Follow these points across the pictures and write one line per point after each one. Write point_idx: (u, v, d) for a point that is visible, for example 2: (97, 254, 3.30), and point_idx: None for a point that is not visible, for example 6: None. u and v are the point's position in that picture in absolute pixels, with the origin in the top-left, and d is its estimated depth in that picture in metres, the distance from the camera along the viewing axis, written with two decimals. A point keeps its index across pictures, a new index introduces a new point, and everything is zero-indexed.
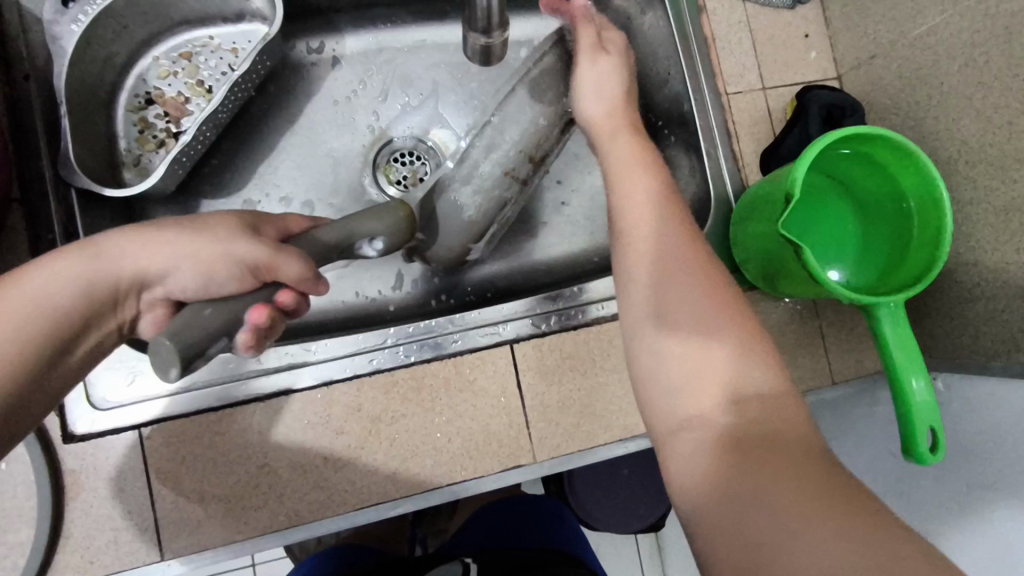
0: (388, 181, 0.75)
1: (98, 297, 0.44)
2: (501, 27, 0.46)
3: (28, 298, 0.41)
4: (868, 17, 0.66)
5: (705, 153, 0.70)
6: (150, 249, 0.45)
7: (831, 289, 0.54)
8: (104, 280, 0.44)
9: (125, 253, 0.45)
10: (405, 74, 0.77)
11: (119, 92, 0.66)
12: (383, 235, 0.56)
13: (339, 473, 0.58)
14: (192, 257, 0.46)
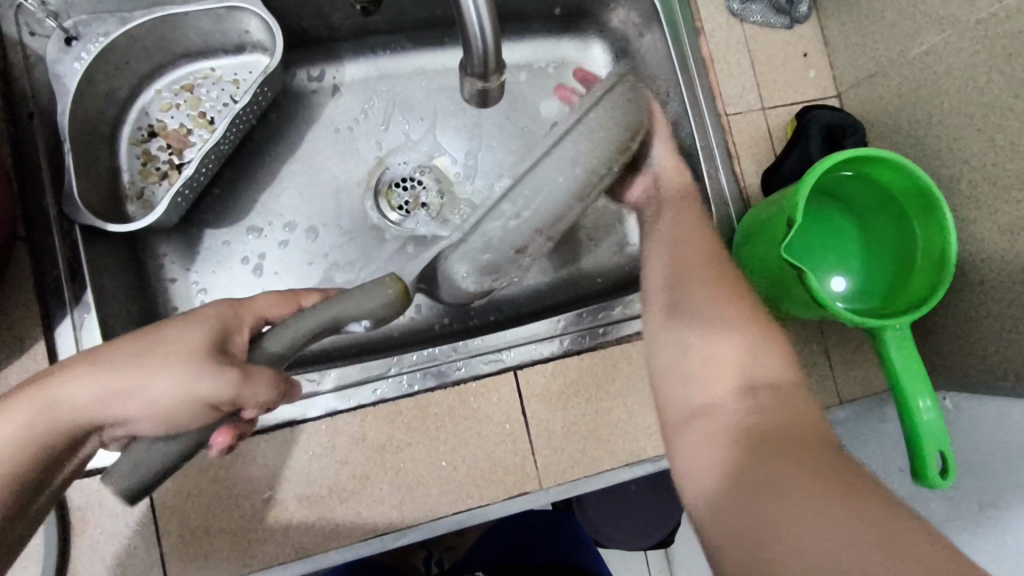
0: (389, 206, 0.75)
1: (50, 439, 0.41)
2: (496, 73, 0.46)
3: None
4: (867, 36, 0.67)
5: (705, 174, 0.70)
6: (107, 381, 0.42)
7: (835, 312, 0.53)
8: (57, 426, 0.41)
9: (71, 390, 0.41)
10: (406, 100, 0.77)
11: (122, 125, 0.67)
12: (371, 315, 0.49)
13: (344, 504, 0.58)
14: (143, 398, 0.42)
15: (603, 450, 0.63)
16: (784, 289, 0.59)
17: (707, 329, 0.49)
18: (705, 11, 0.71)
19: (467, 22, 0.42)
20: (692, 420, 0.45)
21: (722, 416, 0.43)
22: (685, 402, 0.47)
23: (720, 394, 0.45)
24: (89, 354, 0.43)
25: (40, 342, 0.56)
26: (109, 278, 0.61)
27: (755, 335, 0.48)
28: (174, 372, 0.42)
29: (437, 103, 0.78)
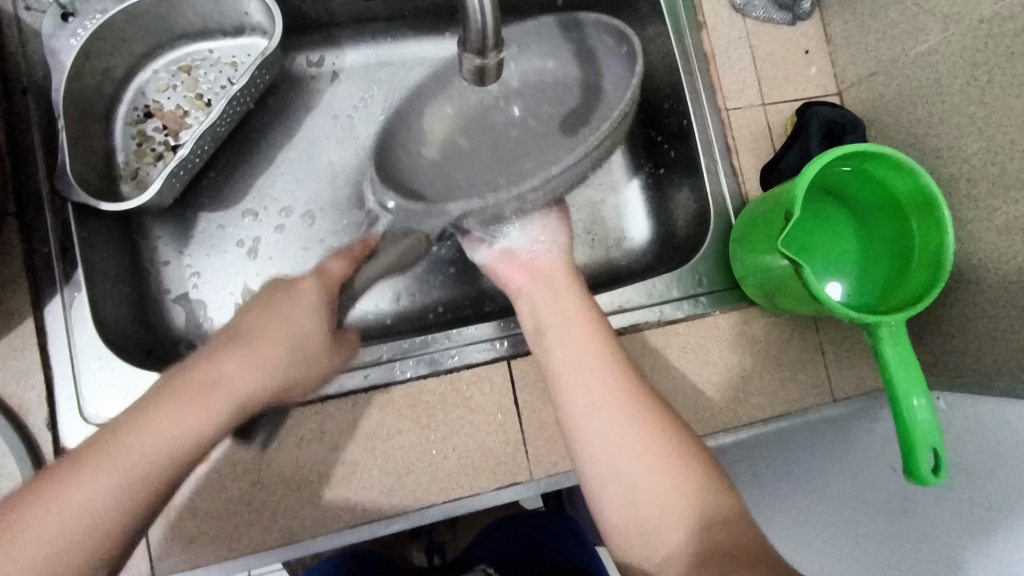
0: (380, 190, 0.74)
1: (157, 494, 0.40)
2: (492, 46, 0.45)
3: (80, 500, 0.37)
4: (869, 34, 0.67)
5: (704, 168, 0.69)
6: (193, 410, 0.42)
7: (832, 307, 0.53)
8: (161, 485, 0.40)
9: (138, 455, 0.39)
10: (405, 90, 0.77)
11: (118, 105, 0.66)
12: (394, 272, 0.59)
13: (333, 490, 0.58)
14: (231, 410, 0.44)
15: None
16: (781, 285, 0.58)
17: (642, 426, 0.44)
18: (708, 5, 0.70)
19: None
20: (652, 554, 0.41)
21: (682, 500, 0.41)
22: (648, 543, 0.42)
23: (673, 535, 0.41)
24: (131, 411, 0.41)
25: (29, 319, 0.55)
26: (101, 258, 0.60)
27: (647, 420, 0.45)
28: (249, 376, 0.46)
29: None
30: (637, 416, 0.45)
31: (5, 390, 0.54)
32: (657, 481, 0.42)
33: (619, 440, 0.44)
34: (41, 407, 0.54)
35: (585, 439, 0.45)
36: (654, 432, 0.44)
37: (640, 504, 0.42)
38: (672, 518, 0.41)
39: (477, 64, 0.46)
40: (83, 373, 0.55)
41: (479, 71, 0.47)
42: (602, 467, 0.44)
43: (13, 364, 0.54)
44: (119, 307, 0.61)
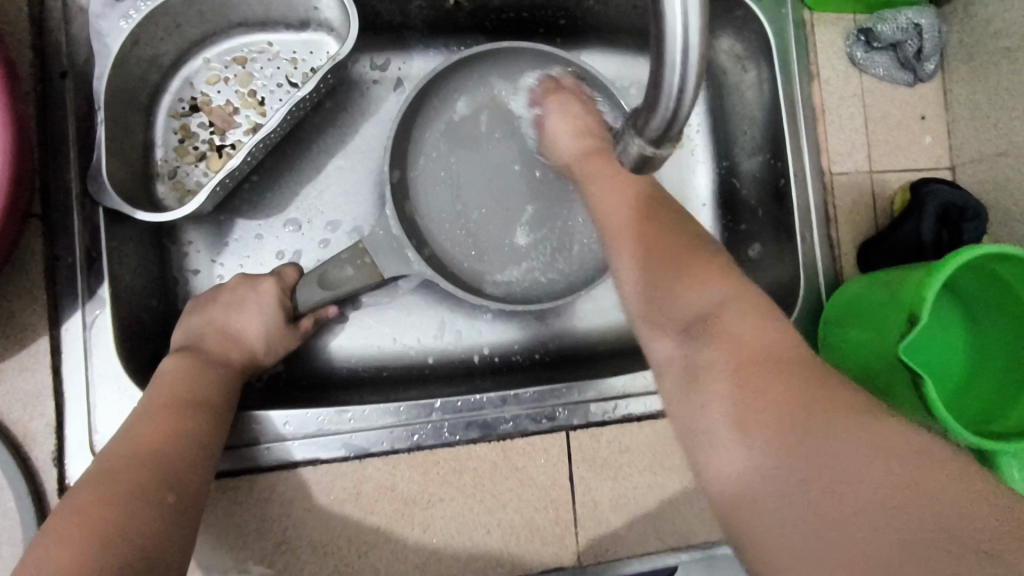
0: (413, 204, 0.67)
1: (138, 506, 0.38)
2: (668, 140, 0.43)
3: (88, 501, 0.37)
4: (1001, 109, 0.60)
5: (798, 235, 0.63)
6: (144, 421, 0.44)
7: (952, 428, 0.47)
8: (139, 504, 0.38)
9: (85, 498, 0.38)
10: (470, 106, 0.69)
11: (163, 95, 0.60)
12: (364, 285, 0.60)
13: (363, 559, 0.52)
14: (185, 414, 0.45)
15: (652, 529, 0.56)
16: (886, 386, 0.52)
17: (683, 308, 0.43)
18: (823, 56, 0.64)
19: (663, 80, 0.37)
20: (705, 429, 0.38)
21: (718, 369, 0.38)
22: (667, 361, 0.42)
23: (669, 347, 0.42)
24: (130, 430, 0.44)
25: (45, 336, 0.49)
26: (129, 269, 0.54)
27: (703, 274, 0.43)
28: (143, 416, 0.44)
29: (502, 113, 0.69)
30: (677, 249, 0.46)
31: (9, 416, 0.48)
32: (689, 285, 0.43)
33: (660, 276, 0.45)
34: (48, 438, 0.48)
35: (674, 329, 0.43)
36: (704, 263, 0.44)
37: (680, 299, 0.43)
38: (687, 310, 0.42)
39: (643, 152, 0.45)
40: (98, 402, 0.49)
41: (642, 157, 0.46)
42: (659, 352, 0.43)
43: (22, 386, 0.48)
44: (143, 325, 0.55)
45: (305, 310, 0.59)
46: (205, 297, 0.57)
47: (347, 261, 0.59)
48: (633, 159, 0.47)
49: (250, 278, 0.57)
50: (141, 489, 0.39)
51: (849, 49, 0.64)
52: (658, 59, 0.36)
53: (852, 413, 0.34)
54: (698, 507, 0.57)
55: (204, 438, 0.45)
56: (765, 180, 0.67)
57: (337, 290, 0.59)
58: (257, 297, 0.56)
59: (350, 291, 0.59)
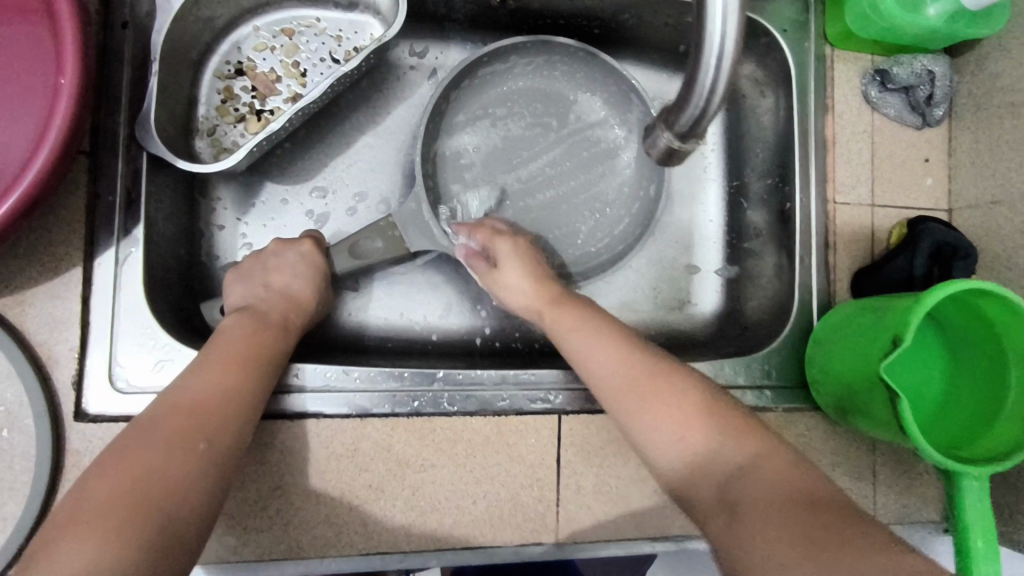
0: (445, 183, 0.70)
1: (176, 459, 0.42)
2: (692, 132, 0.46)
3: (134, 448, 0.42)
4: (1001, 160, 0.63)
5: (797, 257, 0.66)
6: (200, 373, 0.48)
7: (919, 444, 0.50)
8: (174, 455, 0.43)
9: (133, 446, 0.43)
10: (503, 93, 0.72)
11: (211, 56, 0.63)
12: (393, 256, 0.63)
13: (354, 512, 0.54)
14: (236, 370, 0.49)
15: (629, 517, 0.59)
16: (865, 407, 0.55)
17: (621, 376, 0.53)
18: (838, 90, 0.67)
19: (697, 79, 0.41)
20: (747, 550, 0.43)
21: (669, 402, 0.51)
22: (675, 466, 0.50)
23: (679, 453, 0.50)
24: (185, 374, 0.48)
25: (78, 267, 0.52)
26: (162, 215, 0.56)
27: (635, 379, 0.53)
28: (197, 371, 0.48)
29: (529, 103, 0.73)
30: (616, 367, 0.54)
31: (35, 336, 0.50)
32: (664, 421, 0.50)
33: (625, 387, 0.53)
34: (70, 362, 0.51)
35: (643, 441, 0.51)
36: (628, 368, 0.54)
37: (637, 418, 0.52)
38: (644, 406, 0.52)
39: (671, 145, 0.49)
40: (120, 332, 0.52)
41: (669, 150, 0.50)
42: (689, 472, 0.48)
43: (49, 311, 0.51)
44: (168, 268, 0.58)
45: (341, 274, 0.63)
46: (248, 261, 0.60)
47: (379, 234, 0.63)
48: (659, 150, 0.51)
49: (287, 242, 0.61)
50: (179, 442, 0.43)
51: (863, 87, 0.67)
52: (696, 58, 0.40)
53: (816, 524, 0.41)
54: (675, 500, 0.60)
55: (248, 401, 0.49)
56: (771, 201, 0.71)
57: (367, 261, 0.63)
58: (287, 261, 0.59)
59: (378, 261, 0.63)
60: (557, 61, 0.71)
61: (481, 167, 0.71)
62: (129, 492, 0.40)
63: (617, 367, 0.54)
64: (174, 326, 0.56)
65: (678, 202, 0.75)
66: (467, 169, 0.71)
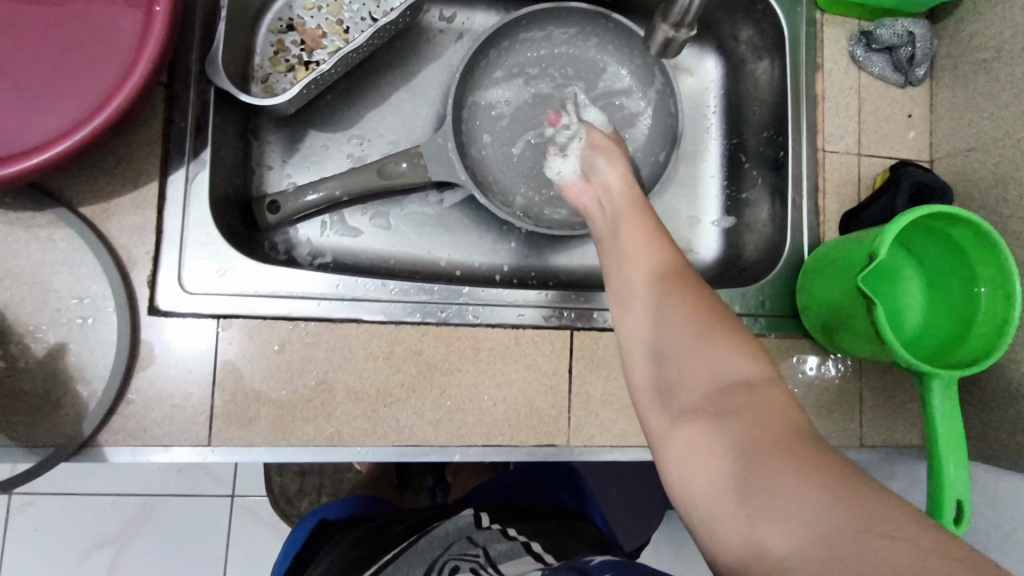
0: (476, 136, 0.78)
1: None
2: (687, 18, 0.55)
3: None
4: (976, 111, 0.69)
5: (789, 200, 0.73)
6: None
7: (894, 349, 0.56)
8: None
9: None
10: (538, 55, 0.80)
11: (266, 12, 0.71)
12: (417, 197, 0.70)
13: (387, 407, 0.61)
14: None
15: (635, 427, 0.65)
16: (848, 325, 0.62)
17: (647, 285, 0.53)
18: (828, 50, 0.74)
19: None
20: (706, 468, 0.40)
21: (686, 314, 0.48)
22: (666, 404, 0.46)
23: (685, 376, 0.46)
24: None
25: (153, 183, 0.59)
26: (224, 145, 0.64)
27: (649, 290, 0.52)
28: None
29: (561, 67, 0.80)
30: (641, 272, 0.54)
31: (117, 241, 0.58)
32: (681, 336, 0.47)
33: (643, 299, 0.52)
34: (145, 264, 0.58)
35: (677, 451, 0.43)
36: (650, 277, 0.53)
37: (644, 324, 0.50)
38: (649, 315, 0.50)
39: (668, 36, 0.58)
40: (188, 242, 0.60)
41: (666, 43, 0.59)
42: (681, 382, 0.46)
43: (128, 220, 0.58)
44: (225, 197, 0.66)
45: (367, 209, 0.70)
46: None
47: (406, 158, 0.72)
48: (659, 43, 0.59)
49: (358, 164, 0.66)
50: None
51: (851, 48, 0.74)
52: None
53: (809, 457, 0.37)
54: None
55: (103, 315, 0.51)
56: (766, 152, 0.78)
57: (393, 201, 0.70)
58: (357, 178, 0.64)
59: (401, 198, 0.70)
60: (588, 30, 0.79)
61: (508, 122, 0.79)
62: None
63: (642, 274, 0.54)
64: (232, 242, 0.64)
65: (684, 159, 0.82)
66: (496, 124, 0.79)
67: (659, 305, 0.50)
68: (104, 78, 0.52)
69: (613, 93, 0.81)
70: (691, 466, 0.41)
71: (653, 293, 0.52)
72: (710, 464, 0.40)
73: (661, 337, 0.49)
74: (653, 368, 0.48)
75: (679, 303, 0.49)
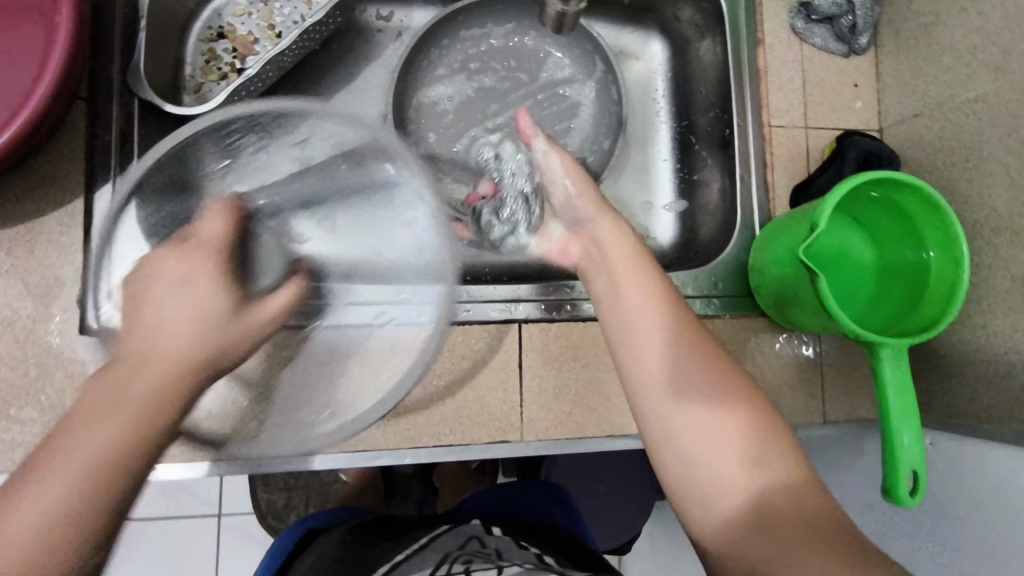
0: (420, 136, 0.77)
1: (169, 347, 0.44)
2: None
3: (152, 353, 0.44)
4: (920, 76, 0.68)
5: (738, 179, 0.72)
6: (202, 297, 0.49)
7: (840, 322, 0.55)
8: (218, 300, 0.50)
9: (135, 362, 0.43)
10: (479, 50, 0.79)
11: (195, 21, 0.70)
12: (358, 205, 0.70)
13: (332, 414, 0.60)
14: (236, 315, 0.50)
15: (591, 418, 0.64)
16: (797, 300, 0.61)
17: (655, 321, 0.49)
18: (768, 24, 0.73)
19: None
20: (737, 536, 0.42)
21: (700, 362, 0.47)
22: (681, 458, 0.45)
23: (700, 430, 0.45)
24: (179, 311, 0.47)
25: (80, 199, 0.58)
26: None
27: (658, 326, 0.49)
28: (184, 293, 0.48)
29: (503, 59, 0.79)
30: (648, 307, 0.50)
31: (45, 260, 0.57)
32: (695, 386, 0.47)
33: (648, 338, 0.49)
34: (75, 282, 0.57)
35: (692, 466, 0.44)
36: (660, 313, 0.50)
37: (653, 367, 0.48)
38: (662, 357, 0.48)
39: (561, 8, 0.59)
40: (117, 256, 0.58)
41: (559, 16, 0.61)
42: (693, 435, 0.45)
43: (56, 238, 0.57)
44: None
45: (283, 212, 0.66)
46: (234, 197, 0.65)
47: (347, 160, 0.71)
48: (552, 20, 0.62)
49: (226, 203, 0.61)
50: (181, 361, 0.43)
51: (791, 20, 0.73)
52: None
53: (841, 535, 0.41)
54: None
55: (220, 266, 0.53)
56: (714, 131, 0.77)
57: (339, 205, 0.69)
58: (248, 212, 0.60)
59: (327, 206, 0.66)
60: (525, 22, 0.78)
61: (452, 120, 0.79)
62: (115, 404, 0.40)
63: (645, 308, 0.50)
64: None
65: (635, 145, 0.81)
66: (439, 123, 0.78)
67: (671, 348, 0.48)
68: (11, 95, 0.51)
69: (559, 82, 0.80)
70: (721, 533, 0.43)
71: (665, 333, 0.49)
72: (742, 535, 0.42)
73: (683, 390, 0.46)
74: (672, 425, 0.46)
75: (686, 349, 0.48)
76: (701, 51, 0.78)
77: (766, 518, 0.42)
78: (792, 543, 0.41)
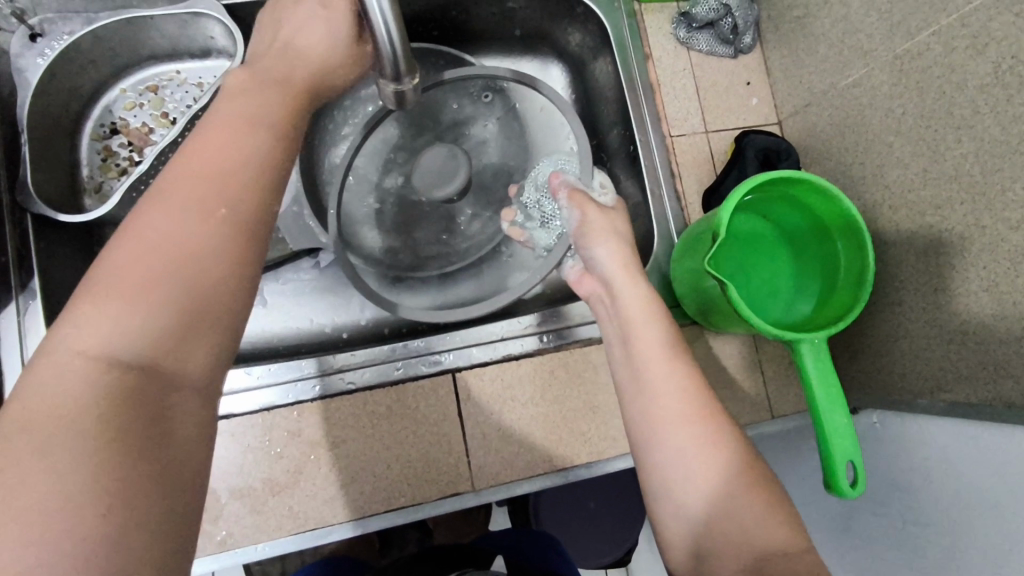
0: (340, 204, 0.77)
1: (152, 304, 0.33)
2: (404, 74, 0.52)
3: (102, 341, 0.32)
4: (803, 67, 0.70)
5: (650, 192, 0.73)
6: (177, 217, 0.35)
7: (755, 325, 0.55)
8: (213, 232, 0.36)
9: (122, 319, 0.32)
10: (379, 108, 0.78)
11: (85, 121, 0.69)
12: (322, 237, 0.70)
13: (276, 497, 0.59)
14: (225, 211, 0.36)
15: (539, 455, 0.64)
16: (717, 306, 0.61)
17: (643, 318, 0.57)
18: (653, 37, 0.74)
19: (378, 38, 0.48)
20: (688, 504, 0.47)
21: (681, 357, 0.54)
22: (651, 435, 0.50)
23: (672, 409, 0.50)
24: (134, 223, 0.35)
25: None
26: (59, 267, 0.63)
27: (647, 324, 0.56)
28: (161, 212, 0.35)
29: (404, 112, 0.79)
30: (639, 309, 0.57)
31: None
32: (673, 374, 0.52)
33: (635, 338, 0.56)
34: None
35: (678, 487, 0.48)
36: (652, 312, 0.57)
37: (637, 357, 0.55)
38: (650, 348, 0.54)
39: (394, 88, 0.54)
40: None
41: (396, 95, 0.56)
42: (665, 417, 0.50)
43: None
44: None
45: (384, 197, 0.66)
46: None
47: None
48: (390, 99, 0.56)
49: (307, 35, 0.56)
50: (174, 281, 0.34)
51: (674, 31, 0.75)
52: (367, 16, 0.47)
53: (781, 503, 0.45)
54: (579, 431, 0.65)
55: (269, 200, 0.39)
56: (623, 147, 0.78)
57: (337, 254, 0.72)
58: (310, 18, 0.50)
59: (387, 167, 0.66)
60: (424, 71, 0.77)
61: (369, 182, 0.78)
62: (117, 382, 0.31)
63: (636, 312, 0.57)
64: None
65: None
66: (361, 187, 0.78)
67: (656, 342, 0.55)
68: None
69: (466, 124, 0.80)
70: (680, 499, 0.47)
71: (653, 327, 0.56)
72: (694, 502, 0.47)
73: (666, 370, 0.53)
74: (651, 406, 0.51)
75: (671, 344, 0.55)
76: (598, 71, 0.79)
77: (716, 488, 0.46)
78: (736, 506, 0.45)
